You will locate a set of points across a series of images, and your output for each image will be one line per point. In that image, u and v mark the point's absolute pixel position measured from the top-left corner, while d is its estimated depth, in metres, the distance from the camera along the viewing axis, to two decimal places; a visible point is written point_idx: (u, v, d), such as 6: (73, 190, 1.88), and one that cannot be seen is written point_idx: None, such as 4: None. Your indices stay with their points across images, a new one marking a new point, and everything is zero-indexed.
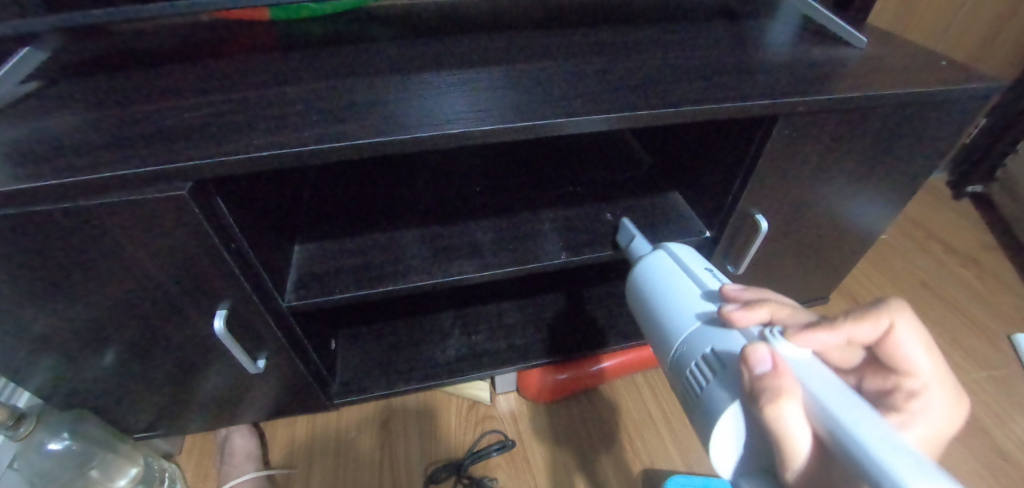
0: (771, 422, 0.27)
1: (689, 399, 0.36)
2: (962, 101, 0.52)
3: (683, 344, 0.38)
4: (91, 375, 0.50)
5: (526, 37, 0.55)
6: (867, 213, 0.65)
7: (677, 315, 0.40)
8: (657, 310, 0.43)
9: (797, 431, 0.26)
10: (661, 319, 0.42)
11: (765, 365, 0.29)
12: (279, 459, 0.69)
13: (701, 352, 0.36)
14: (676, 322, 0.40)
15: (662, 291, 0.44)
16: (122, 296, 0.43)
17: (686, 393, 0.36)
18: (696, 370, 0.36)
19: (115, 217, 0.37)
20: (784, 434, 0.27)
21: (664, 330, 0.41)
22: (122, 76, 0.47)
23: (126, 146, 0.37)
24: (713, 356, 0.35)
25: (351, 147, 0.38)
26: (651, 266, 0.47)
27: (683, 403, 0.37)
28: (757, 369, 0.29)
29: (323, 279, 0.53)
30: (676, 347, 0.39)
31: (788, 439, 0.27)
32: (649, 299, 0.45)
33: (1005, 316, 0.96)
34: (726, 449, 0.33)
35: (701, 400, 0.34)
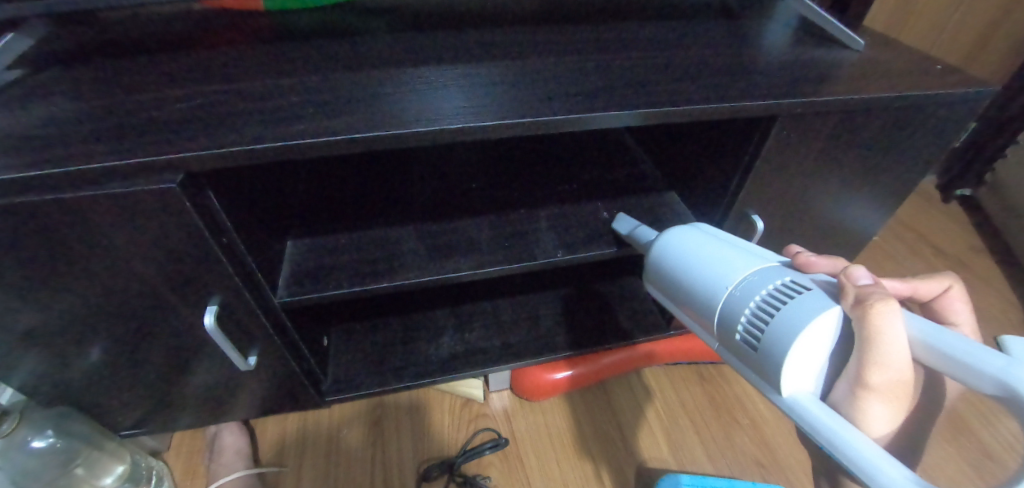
0: (876, 324, 0.28)
1: (757, 327, 0.33)
2: (956, 105, 0.53)
3: (736, 296, 0.35)
4: (77, 371, 0.48)
5: (525, 33, 0.55)
6: (861, 215, 0.65)
7: (734, 261, 0.38)
8: (702, 262, 0.40)
9: (896, 337, 0.28)
10: (710, 267, 0.39)
11: (867, 280, 0.31)
12: (270, 457, 0.68)
13: (777, 280, 0.34)
14: (724, 281, 0.37)
15: (695, 261, 0.41)
16: (110, 290, 0.42)
17: (750, 322, 0.33)
18: (767, 299, 0.33)
19: (103, 210, 0.36)
20: (885, 337, 0.28)
21: (714, 274, 0.38)
22: (110, 65, 0.45)
23: (116, 137, 0.36)
24: (793, 284, 0.33)
25: (347, 141, 0.37)
26: (672, 244, 0.44)
27: (743, 335, 0.34)
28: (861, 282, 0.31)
29: (316, 276, 0.52)
30: (736, 286, 0.36)
31: (885, 339, 0.28)
32: (683, 273, 0.42)
33: (991, 319, 0.98)
34: (802, 368, 0.30)
35: (780, 318, 0.31)
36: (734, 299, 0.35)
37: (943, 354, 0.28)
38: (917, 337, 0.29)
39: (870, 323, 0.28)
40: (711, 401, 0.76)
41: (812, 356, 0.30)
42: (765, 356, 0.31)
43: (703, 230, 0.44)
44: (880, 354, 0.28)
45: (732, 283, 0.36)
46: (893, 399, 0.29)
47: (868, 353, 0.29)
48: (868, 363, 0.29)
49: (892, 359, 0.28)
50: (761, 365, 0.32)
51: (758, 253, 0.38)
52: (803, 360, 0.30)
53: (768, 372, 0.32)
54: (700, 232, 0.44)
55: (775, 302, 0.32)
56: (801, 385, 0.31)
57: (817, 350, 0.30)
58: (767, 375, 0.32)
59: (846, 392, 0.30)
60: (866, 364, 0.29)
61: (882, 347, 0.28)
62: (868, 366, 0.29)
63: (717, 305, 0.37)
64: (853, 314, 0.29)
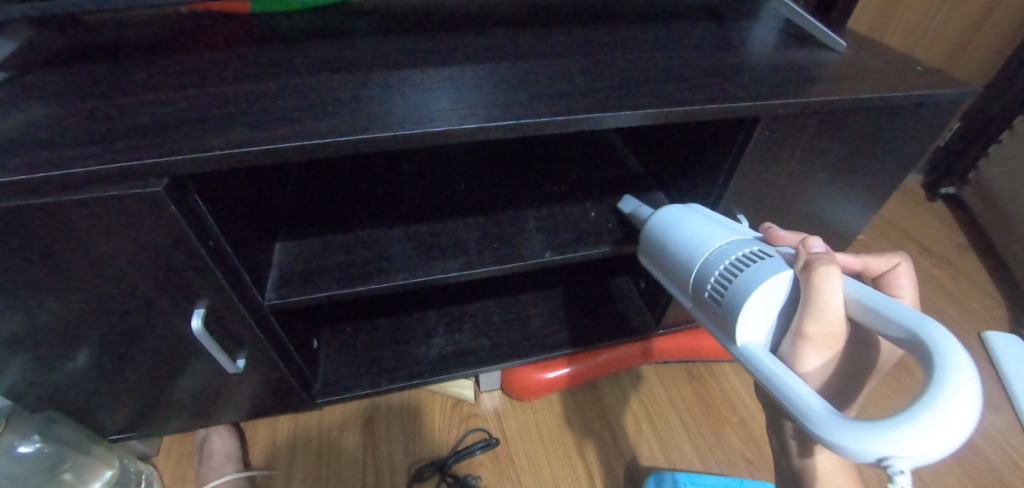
0: (819, 281, 0.31)
1: (723, 283, 0.37)
2: (935, 105, 0.54)
3: (712, 261, 0.40)
4: (63, 376, 0.48)
5: (511, 35, 0.55)
6: (845, 214, 0.66)
7: (716, 230, 0.42)
8: (687, 230, 0.45)
9: (836, 294, 0.31)
10: (693, 234, 0.44)
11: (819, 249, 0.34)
12: (260, 460, 0.68)
13: (748, 248, 0.38)
14: (704, 248, 0.41)
15: (683, 231, 0.45)
16: (95, 294, 0.42)
17: (719, 280, 0.38)
18: (736, 262, 0.38)
19: (88, 214, 0.36)
20: (828, 293, 0.31)
21: (697, 242, 0.42)
22: (96, 68, 0.45)
23: (101, 141, 0.36)
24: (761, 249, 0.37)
25: (332, 144, 0.37)
26: (666, 218, 0.48)
27: (711, 290, 0.38)
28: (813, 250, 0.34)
29: (304, 278, 0.53)
30: (713, 251, 0.40)
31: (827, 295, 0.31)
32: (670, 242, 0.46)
33: (975, 315, 0.99)
34: (753, 319, 0.35)
35: (744, 276, 0.35)
36: (710, 260, 0.40)
37: (873, 313, 0.31)
38: (854, 297, 0.32)
39: (817, 280, 0.31)
40: (699, 399, 0.76)
41: (762, 310, 0.34)
42: (725, 308, 0.36)
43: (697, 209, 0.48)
44: (819, 308, 0.31)
45: (711, 250, 0.41)
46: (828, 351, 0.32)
47: (812, 307, 0.31)
48: (808, 315, 0.31)
49: (830, 314, 0.31)
50: (720, 315, 0.37)
51: (741, 229, 0.43)
52: (755, 313, 0.34)
53: (726, 320, 0.36)
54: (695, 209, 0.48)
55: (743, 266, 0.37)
56: (751, 334, 0.35)
57: (769, 304, 0.34)
58: (724, 323, 0.36)
59: (788, 342, 0.33)
60: (807, 317, 0.31)
61: (823, 302, 0.31)
62: (808, 318, 0.32)
63: (694, 266, 0.41)
64: (803, 274, 0.32)
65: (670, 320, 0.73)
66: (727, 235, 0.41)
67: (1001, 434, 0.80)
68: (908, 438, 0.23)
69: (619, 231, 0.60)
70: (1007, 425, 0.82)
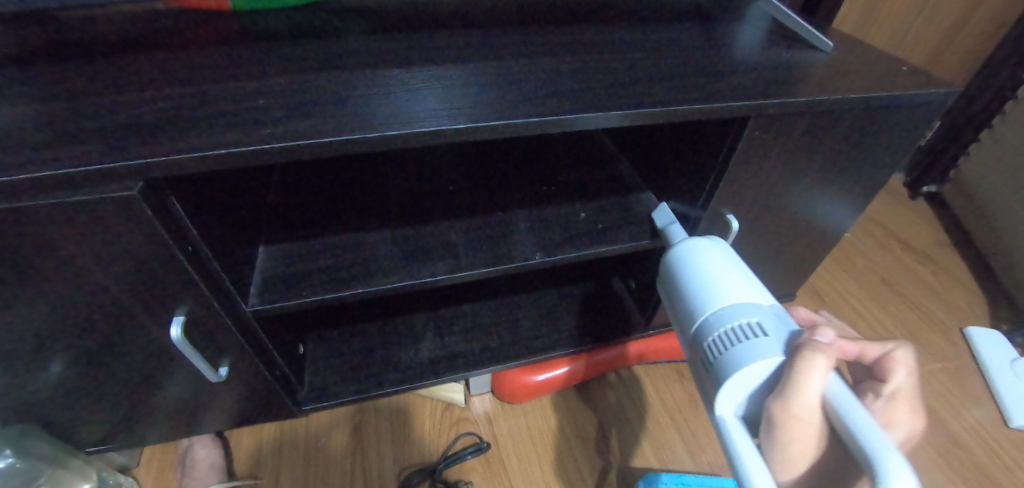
0: (799, 372, 0.29)
1: (714, 348, 0.35)
2: (919, 105, 0.54)
3: (710, 322, 0.37)
4: (35, 388, 0.46)
5: (499, 34, 0.54)
6: (833, 214, 0.67)
7: (729, 286, 0.38)
8: (701, 276, 0.41)
9: (815, 391, 0.29)
10: (704, 283, 0.40)
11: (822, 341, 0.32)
12: (245, 470, 0.66)
13: (750, 318, 0.35)
14: (706, 302, 0.38)
15: (693, 277, 0.41)
16: (68, 303, 0.40)
17: (712, 342, 0.35)
18: (733, 331, 0.34)
19: (57, 219, 0.34)
20: (806, 388, 0.29)
21: (701, 296, 0.39)
22: (68, 67, 0.44)
23: (72, 143, 0.35)
24: (763, 325, 0.34)
25: (316, 145, 0.36)
26: (686, 253, 0.44)
27: (703, 351, 0.36)
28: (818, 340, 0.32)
29: (288, 283, 0.51)
30: (718, 309, 0.37)
31: (804, 387, 0.29)
32: (680, 280, 0.43)
33: (958, 311, 1.01)
34: (731, 392, 0.33)
35: (734, 348, 0.33)
36: (708, 320, 0.37)
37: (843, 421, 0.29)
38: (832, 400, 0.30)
39: (795, 371, 0.29)
40: (690, 399, 0.76)
41: (744, 387, 0.33)
42: (709, 375, 0.34)
43: (720, 250, 0.43)
44: (790, 397, 0.29)
45: (712, 307, 0.37)
46: (797, 442, 0.31)
47: (786, 398, 0.30)
48: (777, 398, 0.30)
49: (798, 406, 0.29)
50: (704, 378, 0.35)
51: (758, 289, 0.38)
52: (735, 387, 0.33)
53: (708, 387, 0.34)
54: (715, 249, 0.43)
55: (736, 337, 0.34)
56: (725, 404, 0.34)
57: (751, 380, 0.32)
58: (707, 388, 0.35)
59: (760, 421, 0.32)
60: (777, 404, 0.30)
61: (797, 396, 0.29)
62: (775, 401, 0.30)
63: (694, 319, 0.38)
64: (790, 358, 0.31)
65: (660, 320, 0.73)
66: (734, 295, 0.37)
67: (983, 429, 0.82)
68: None
69: (608, 231, 0.59)
70: (989, 420, 0.84)
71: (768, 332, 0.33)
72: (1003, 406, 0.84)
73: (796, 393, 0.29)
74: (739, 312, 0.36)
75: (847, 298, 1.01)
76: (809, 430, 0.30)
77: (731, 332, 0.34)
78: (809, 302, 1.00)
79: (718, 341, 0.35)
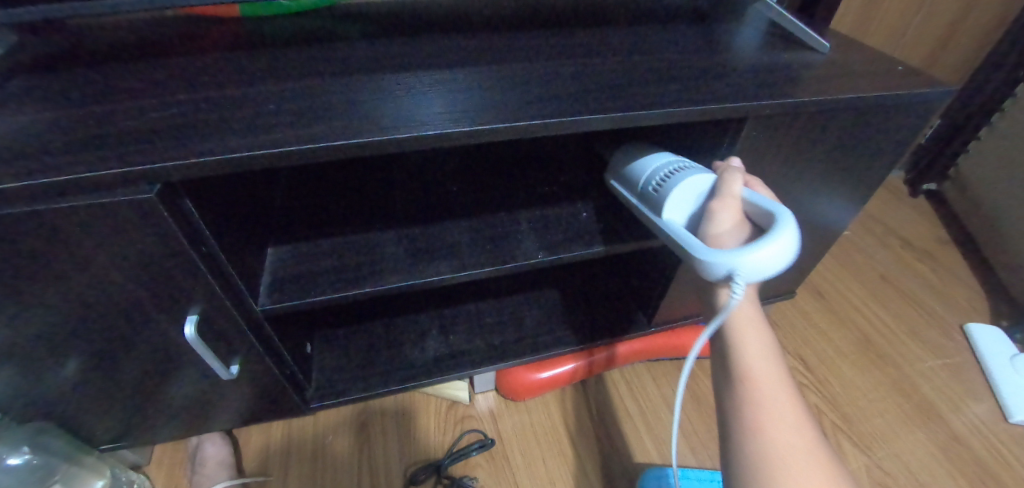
0: (729, 182, 0.44)
1: (663, 180, 0.49)
2: (916, 104, 0.55)
3: (654, 173, 0.51)
4: (52, 385, 0.48)
5: (501, 38, 0.56)
6: (832, 212, 0.68)
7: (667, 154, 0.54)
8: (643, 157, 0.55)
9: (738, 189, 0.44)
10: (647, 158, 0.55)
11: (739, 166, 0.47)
12: (254, 467, 0.67)
13: (681, 164, 0.50)
14: (648, 165, 0.53)
15: (635, 154, 0.56)
16: (86, 302, 0.41)
17: (661, 179, 0.50)
18: (672, 172, 0.50)
19: (77, 222, 0.36)
20: (733, 186, 0.44)
21: (644, 162, 0.54)
22: (83, 73, 0.45)
23: (90, 148, 0.36)
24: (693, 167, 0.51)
25: (324, 148, 0.37)
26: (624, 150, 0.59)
27: (653, 189, 0.50)
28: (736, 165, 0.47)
29: (297, 283, 0.52)
30: (658, 165, 0.52)
31: (732, 187, 0.44)
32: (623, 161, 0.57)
33: (958, 307, 1.02)
34: (679, 202, 0.47)
35: (680, 174, 0.48)
36: (652, 174, 0.51)
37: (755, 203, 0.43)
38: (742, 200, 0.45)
39: (727, 180, 0.44)
40: (692, 395, 0.77)
41: (687, 199, 0.47)
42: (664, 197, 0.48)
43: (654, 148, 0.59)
44: (723, 192, 0.44)
45: (654, 165, 0.52)
46: (727, 226, 0.43)
47: (723, 195, 0.44)
48: (717, 197, 0.44)
49: (729, 196, 0.43)
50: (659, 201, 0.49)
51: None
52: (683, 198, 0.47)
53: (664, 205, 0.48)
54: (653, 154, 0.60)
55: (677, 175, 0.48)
56: (673, 212, 0.47)
57: (693, 196, 0.47)
58: (658, 207, 0.48)
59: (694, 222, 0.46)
60: (716, 200, 0.44)
61: (730, 192, 0.43)
62: (716, 199, 0.44)
63: (642, 177, 0.53)
64: (721, 177, 0.45)
65: (661, 318, 0.74)
66: (668, 156, 0.53)
67: (983, 423, 0.83)
68: (757, 250, 0.36)
69: (610, 231, 0.61)
70: (989, 414, 0.84)
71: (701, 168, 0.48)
72: (1003, 401, 0.85)
73: (729, 189, 0.43)
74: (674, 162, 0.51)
75: (847, 295, 1.02)
76: (736, 214, 0.43)
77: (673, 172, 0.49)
78: (809, 299, 1.01)
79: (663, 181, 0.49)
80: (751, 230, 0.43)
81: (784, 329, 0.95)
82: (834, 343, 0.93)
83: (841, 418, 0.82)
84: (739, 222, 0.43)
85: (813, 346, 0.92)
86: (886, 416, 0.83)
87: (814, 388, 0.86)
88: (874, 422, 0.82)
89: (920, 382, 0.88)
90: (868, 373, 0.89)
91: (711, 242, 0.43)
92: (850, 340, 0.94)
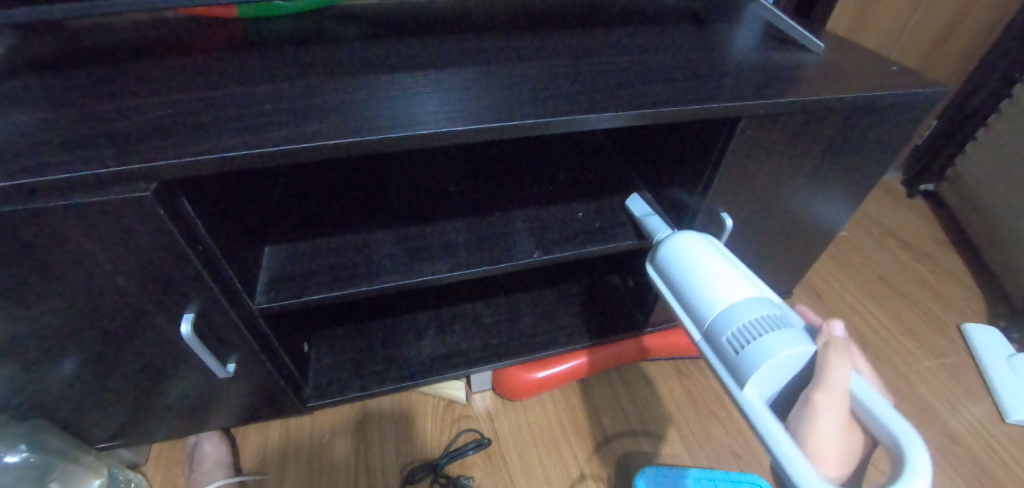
0: (827, 362, 0.32)
1: (739, 333, 0.34)
2: (910, 104, 0.56)
3: (719, 312, 0.36)
4: (49, 383, 0.48)
5: (498, 39, 0.56)
6: (828, 212, 0.68)
7: (732, 273, 0.39)
8: (695, 266, 0.41)
9: (843, 377, 0.31)
10: (700, 268, 0.40)
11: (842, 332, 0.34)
12: (251, 466, 0.67)
13: (763, 310, 0.34)
14: (708, 288, 0.38)
15: (688, 260, 0.42)
16: (83, 301, 0.42)
17: (734, 329, 0.34)
18: (751, 323, 0.34)
19: (74, 219, 0.36)
20: (842, 377, 0.31)
21: (701, 283, 0.39)
22: (81, 73, 0.45)
23: (87, 146, 0.36)
24: (789, 318, 0.34)
25: (320, 147, 0.38)
26: (671, 242, 0.45)
27: (721, 339, 0.35)
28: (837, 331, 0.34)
29: (294, 281, 0.53)
30: (728, 297, 0.37)
31: (834, 369, 0.31)
32: (670, 268, 0.43)
33: (955, 307, 1.02)
34: (764, 377, 0.32)
35: (769, 338, 0.32)
36: (719, 311, 0.36)
37: (870, 410, 0.30)
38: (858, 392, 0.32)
39: (826, 360, 0.32)
40: (688, 395, 0.78)
41: (775, 372, 0.32)
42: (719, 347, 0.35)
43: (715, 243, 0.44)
44: (832, 385, 0.31)
45: (717, 295, 0.37)
46: (838, 438, 0.31)
47: (826, 384, 0.31)
48: (818, 384, 0.31)
49: (834, 385, 0.31)
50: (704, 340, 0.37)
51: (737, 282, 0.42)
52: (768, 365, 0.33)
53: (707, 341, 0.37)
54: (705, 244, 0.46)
55: (753, 327, 0.34)
56: (756, 389, 0.32)
57: (784, 368, 0.32)
58: (732, 372, 0.33)
59: (797, 412, 0.32)
60: (822, 394, 0.31)
61: (836, 382, 0.31)
62: (818, 388, 0.31)
63: (698, 308, 0.38)
64: (816, 350, 0.32)
65: (658, 318, 0.74)
66: (738, 280, 0.38)
67: (980, 424, 0.83)
68: None
69: (606, 230, 0.61)
70: (986, 415, 0.85)
71: (787, 316, 0.35)
72: (1000, 402, 0.85)
73: (836, 379, 0.31)
74: (752, 299, 0.36)
75: (845, 296, 1.02)
76: (842, 418, 0.31)
77: (749, 320, 0.34)
78: (806, 299, 1.01)
79: (732, 329, 0.34)
80: (856, 436, 0.32)
81: None
82: None
83: None
84: (846, 427, 0.31)
85: None
86: None
87: None
88: None
89: (917, 382, 0.88)
90: None
91: (812, 455, 0.31)
92: None
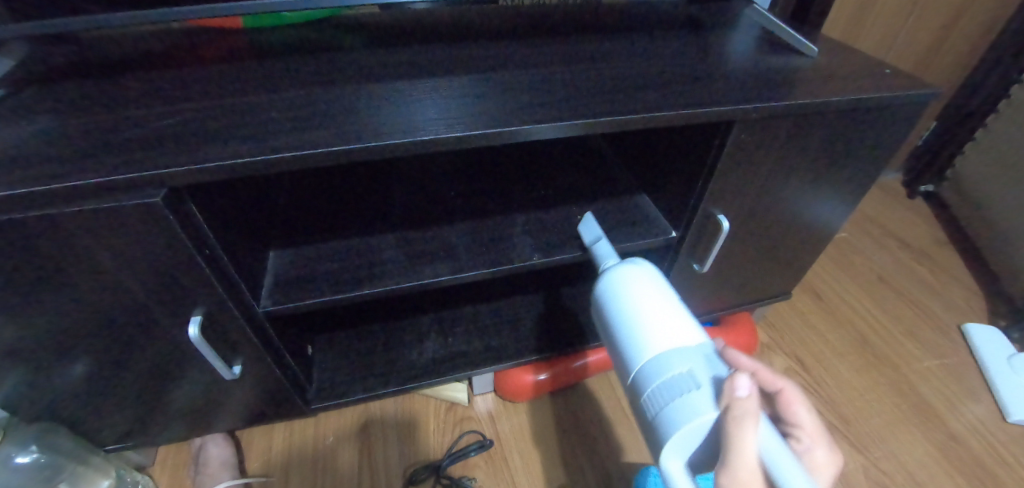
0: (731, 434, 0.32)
1: (659, 393, 0.38)
2: (903, 105, 0.56)
3: (643, 367, 0.40)
4: (60, 386, 0.49)
5: (496, 46, 0.57)
6: (825, 213, 0.68)
7: (648, 322, 0.43)
8: (626, 311, 0.45)
9: (749, 451, 0.31)
10: (630, 316, 0.44)
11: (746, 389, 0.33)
12: (256, 468, 0.68)
13: (678, 366, 0.38)
14: (636, 340, 0.42)
15: (621, 308, 0.46)
16: (93, 305, 0.43)
17: (655, 388, 0.38)
18: (668, 382, 0.38)
19: (86, 225, 0.37)
20: (743, 449, 0.31)
21: (631, 334, 0.43)
22: (91, 83, 0.47)
23: (98, 154, 0.37)
24: (694, 376, 0.37)
25: (322, 153, 0.39)
26: (608, 282, 0.49)
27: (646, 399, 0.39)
28: (740, 389, 0.33)
29: (298, 285, 0.54)
30: (652, 351, 0.41)
31: (738, 444, 0.31)
32: (607, 313, 0.47)
33: (955, 307, 1.02)
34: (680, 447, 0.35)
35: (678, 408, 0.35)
36: (644, 367, 0.40)
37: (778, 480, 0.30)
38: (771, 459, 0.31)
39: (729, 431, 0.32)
40: None
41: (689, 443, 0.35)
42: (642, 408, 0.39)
43: (650, 277, 0.48)
44: (736, 465, 0.31)
45: (644, 347, 0.41)
46: None
47: (730, 461, 0.31)
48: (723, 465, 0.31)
49: (738, 464, 0.31)
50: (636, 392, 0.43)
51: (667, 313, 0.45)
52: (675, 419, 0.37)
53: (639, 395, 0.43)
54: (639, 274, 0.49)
55: (668, 387, 0.38)
56: (676, 457, 0.36)
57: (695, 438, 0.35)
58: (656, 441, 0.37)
59: None
60: (726, 478, 0.31)
61: (741, 460, 0.31)
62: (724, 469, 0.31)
63: (630, 363, 0.42)
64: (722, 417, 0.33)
65: None
66: (661, 331, 0.42)
67: (981, 424, 0.83)
68: None
69: (603, 233, 0.62)
70: (987, 414, 0.85)
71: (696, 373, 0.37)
72: (1001, 401, 0.86)
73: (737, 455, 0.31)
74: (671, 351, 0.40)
75: (845, 297, 1.03)
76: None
77: (666, 377, 0.38)
78: (806, 300, 1.01)
79: (653, 386, 0.39)
80: None
81: (780, 330, 0.95)
82: (830, 344, 0.94)
83: (840, 420, 0.82)
84: None
85: (810, 347, 0.93)
86: (884, 416, 0.83)
87: (812, 388, 0.86)
88: (872, 423, 0.82)
89: (918, 383, 0.88)
90: (865, 373, 0.89)
91: None
92: (847, 341, 0.94)
